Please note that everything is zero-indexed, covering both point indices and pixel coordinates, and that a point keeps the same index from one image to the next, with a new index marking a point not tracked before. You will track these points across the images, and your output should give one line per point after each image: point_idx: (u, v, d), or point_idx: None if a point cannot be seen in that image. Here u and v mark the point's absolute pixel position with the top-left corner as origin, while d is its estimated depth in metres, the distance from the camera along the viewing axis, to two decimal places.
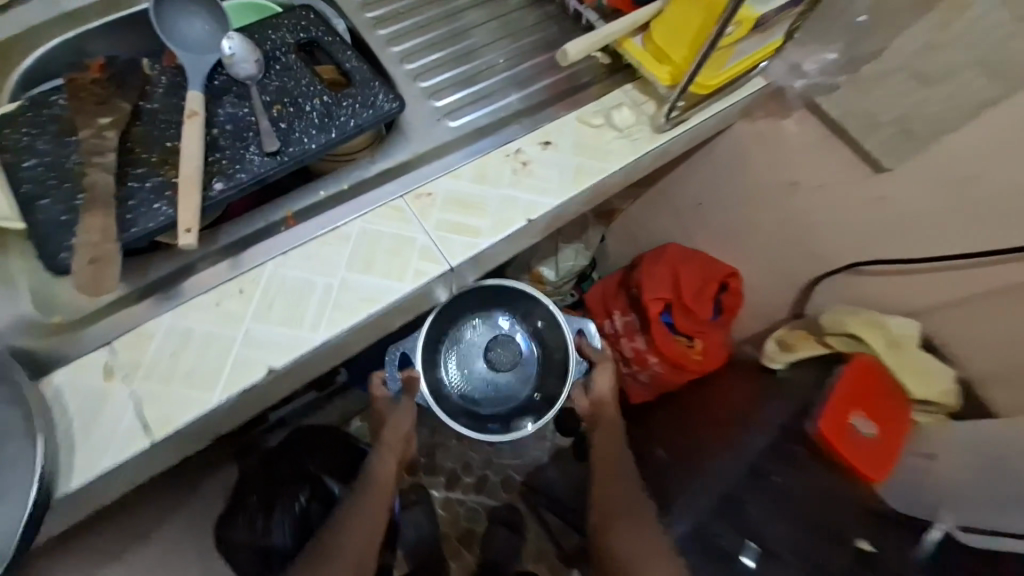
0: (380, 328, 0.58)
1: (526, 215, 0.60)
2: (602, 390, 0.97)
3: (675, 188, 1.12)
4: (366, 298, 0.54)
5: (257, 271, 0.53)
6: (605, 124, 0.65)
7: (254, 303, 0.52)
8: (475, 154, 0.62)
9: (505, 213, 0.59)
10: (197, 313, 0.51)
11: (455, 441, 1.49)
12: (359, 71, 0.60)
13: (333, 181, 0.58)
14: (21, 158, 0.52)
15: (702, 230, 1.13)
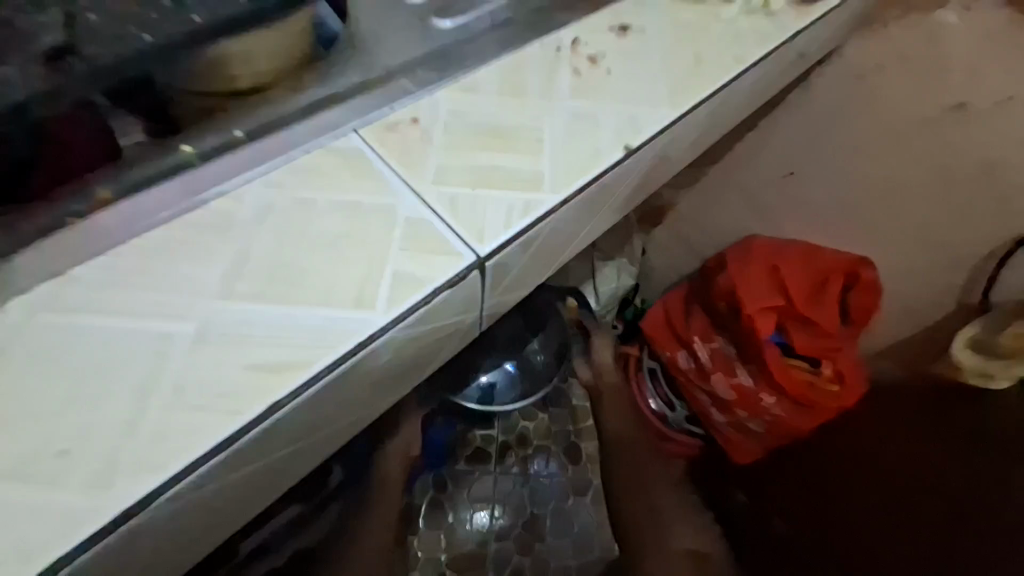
0: (351, 408, 0.37)
1: (602, 161, 0.40)
2: (602, 372, 1.02)
3: (750, 162, 0.83)
4: (324, 338, 0.33)
5: (73, 321, 0.32)
6: (696, 18, 0.48)
7: (164, 368, 0.31)
8: (497, 63, 0.44)
9: (570, 157, 0.40)
10: (15, 389, 0.30)
11: (499, 526, 1.00)
12: None
13: (245, 120, 0.39)
14: None
15: (794, 212, 0.83)
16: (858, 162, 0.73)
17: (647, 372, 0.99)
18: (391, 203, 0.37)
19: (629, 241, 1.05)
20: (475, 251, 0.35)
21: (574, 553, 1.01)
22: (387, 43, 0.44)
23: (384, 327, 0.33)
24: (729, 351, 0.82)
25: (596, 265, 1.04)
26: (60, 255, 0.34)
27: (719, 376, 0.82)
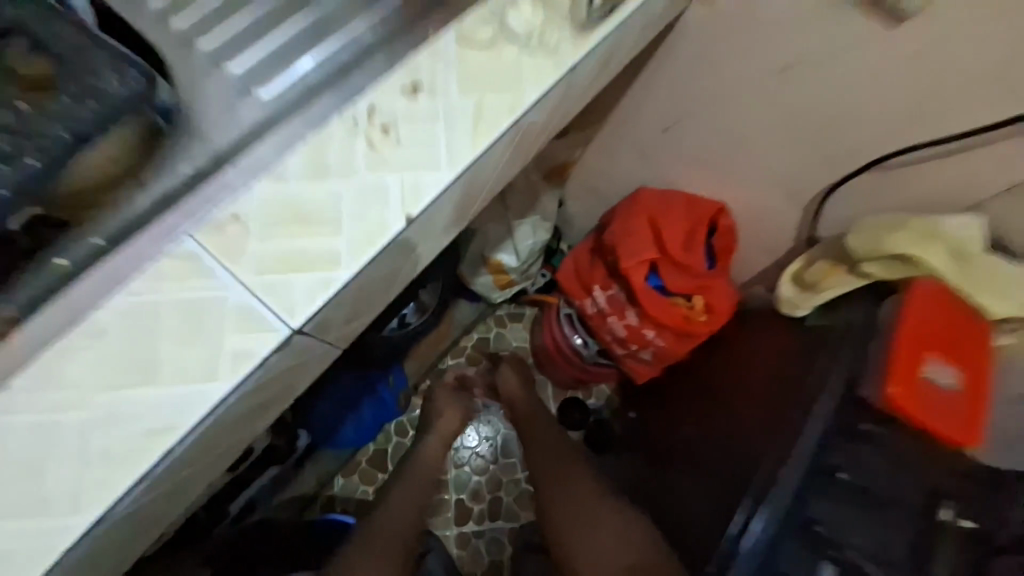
0: (230, 452, 0.38)
1: (406, 211, 0.37)
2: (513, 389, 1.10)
3: (632, 117, 0.85)
4: (167, 429, 0.32)
5: None
6: (500, 36, 0.41)
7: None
8: (323, 60, 0.42)
9: (367, 214, 0.36)
10: None
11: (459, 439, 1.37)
12: (70, 54, 0.38)
13: (77, 236, 0.36)
14: None
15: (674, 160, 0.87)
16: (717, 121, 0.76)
17: (565, 318, 1.13)
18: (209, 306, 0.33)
19: (542, 197, 1.10)
20: (287, 327, 0.34)
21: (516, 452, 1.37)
22: (222, 100, 0.41)
23: (228, 393, 0.33)
24: (620, 295, 0.95)
25: (514, 225, 1.10)
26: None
27: (613, 317, 0.97)
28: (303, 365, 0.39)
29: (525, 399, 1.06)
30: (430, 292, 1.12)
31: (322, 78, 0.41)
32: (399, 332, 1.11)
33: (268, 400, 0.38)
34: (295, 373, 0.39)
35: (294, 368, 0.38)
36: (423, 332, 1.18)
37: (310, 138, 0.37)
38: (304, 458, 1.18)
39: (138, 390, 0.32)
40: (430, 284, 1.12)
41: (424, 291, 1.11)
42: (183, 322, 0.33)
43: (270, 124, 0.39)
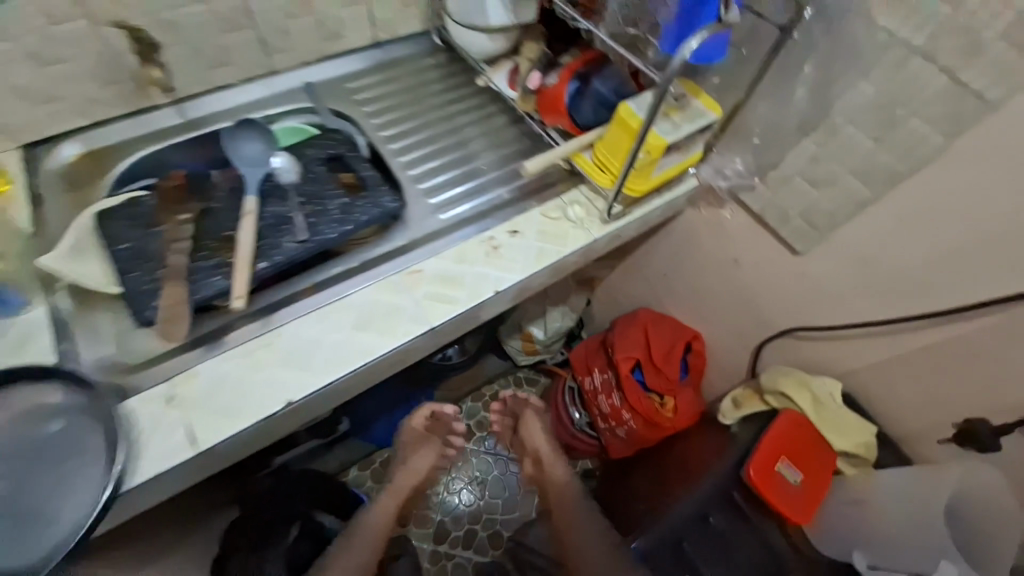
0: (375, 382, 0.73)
1: (496, 286, 0.75)
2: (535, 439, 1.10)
3: (644, 258, 1.22)
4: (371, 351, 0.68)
5: (275, 340, 0.67)
6: (562, 216, 0.83)
7: (272, 357, 0.66)
8: (476, 204, 0.84)
9: (478, 285, 0.75)
10: (249, 390, 0.64)
11: (458, 470, 1.64)
12: (371, 177, 0.80)
13: (346, 261, 0.75)
14: (118, 242, 0.68)
15: (669, 295, 1.22)
16: (695, 278, 1.11)
17: (568, 391, 1.43)
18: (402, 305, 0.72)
19: (574, 294, 1.47)
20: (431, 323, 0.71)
21: (500, 496, 1.62)
22: (423, 206, 0.83)
23: (396, 345, 0.69)
24: (611, 381, 1.26)
25: (548, 310, 1.48)
26: (294, 308, 0.70)
27: (603, 397, 1.27)
28: (425, 347, 0.75)
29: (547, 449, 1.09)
30: (472, 341, 1.49)
31: (472, 213, 0.83)
32: (440, 363, 1.47)
33: (404, 359, 0.73)
34: (419, 353, 0.74)
35: (423, 348, 0.74)
36: (457, 369, 1.53)
37: (459, 242, 0.78)
38: (335, 441, 1.46)
39: (365, 335, 0.69)
40: (475, 334, 1.48)
41: (466, 340, 1.48)
42: (390, 309, 0.71)
43: (443, 228, 0.80)
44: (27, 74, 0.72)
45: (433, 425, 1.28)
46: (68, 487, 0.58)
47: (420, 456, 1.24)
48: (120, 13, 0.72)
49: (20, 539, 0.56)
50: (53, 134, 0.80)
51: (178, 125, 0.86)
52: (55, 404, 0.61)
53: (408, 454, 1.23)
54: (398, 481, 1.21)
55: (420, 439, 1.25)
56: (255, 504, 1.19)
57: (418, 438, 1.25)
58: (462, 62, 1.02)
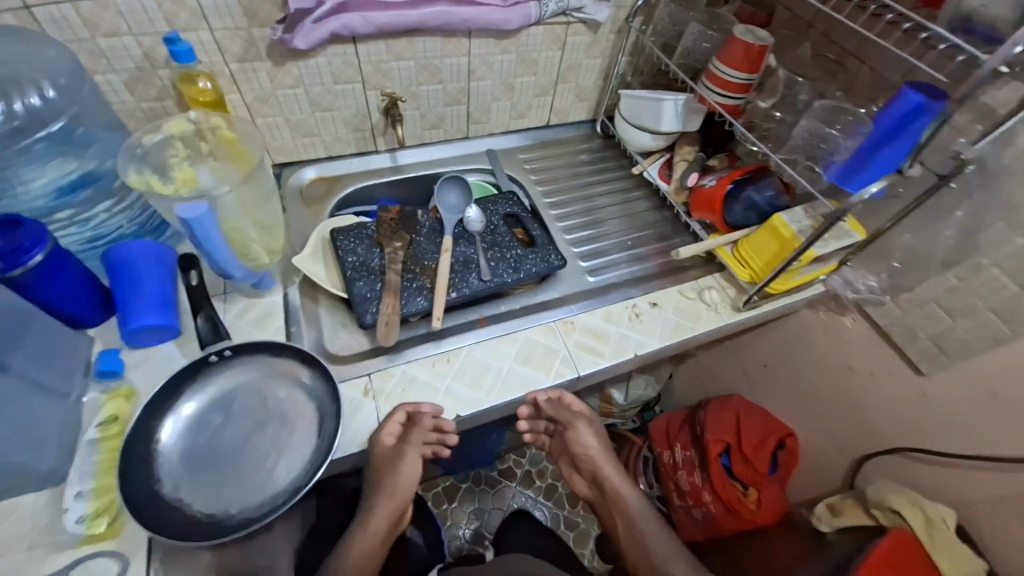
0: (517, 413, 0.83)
1: (636, 349, 0.85)
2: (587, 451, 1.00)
3: (744, 347, 1.28)
4: (528, 386, 0.78)
5: (452, 359, 0.79)
6: (698, 298, 0.92)
7: (449, 371, 0.78)
8: (618, 274, 0.97)
9: (621, 345, 0.85)
10: (429, 397, 0.75)
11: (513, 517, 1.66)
12: (541, 236, 0.95)
13: (511, 302, 0.89)
14: (347, 255, 0.85)
15: (764, 387, 1.27)
16: (798, 375, 1.15)
17: (641, 458, 1.46)
18: (556, 352, 0.83)
19: (661, 366, 1.54)
20: (578, 371, 0.81)
21: None
22: (577, 268, 0.97)
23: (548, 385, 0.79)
24: (695, 460, 1.28)
25: (633, 375, 1.54)
26: (467, 335, 0.83)
27: (683, 474, 1.28)
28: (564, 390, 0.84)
29: (607, 469, 0.98)
30: None
31: (616, 281, 0.96)
32: None
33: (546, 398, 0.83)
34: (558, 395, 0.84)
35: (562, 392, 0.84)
36: None
37: (606, 305, 0.90)
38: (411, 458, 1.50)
39: (524, 369, 0.80)
40: None
41: None
42: (546, 352, 0.83)
43: (591, 289, 0.94)
44: (308, 115, 0.93)
45: (407, 432, 0.75)
46: (286, 446, 0.67)
47: (398, 482, 0.79)
48: (386, 83, 0.94)
49: (246, 482, 0.64)
50: (298, 160, 1.00)
51: (387, 167, 1.06)
52: (290, 370, 0.71)
53: (377, 478, 0.80)
54: (376, 515, 0.82)
55: (389, 457, 0.76)
56: (338, 503, 1.27)
57: (384, 458, 0.75)
58: (615, 150, 1.20)
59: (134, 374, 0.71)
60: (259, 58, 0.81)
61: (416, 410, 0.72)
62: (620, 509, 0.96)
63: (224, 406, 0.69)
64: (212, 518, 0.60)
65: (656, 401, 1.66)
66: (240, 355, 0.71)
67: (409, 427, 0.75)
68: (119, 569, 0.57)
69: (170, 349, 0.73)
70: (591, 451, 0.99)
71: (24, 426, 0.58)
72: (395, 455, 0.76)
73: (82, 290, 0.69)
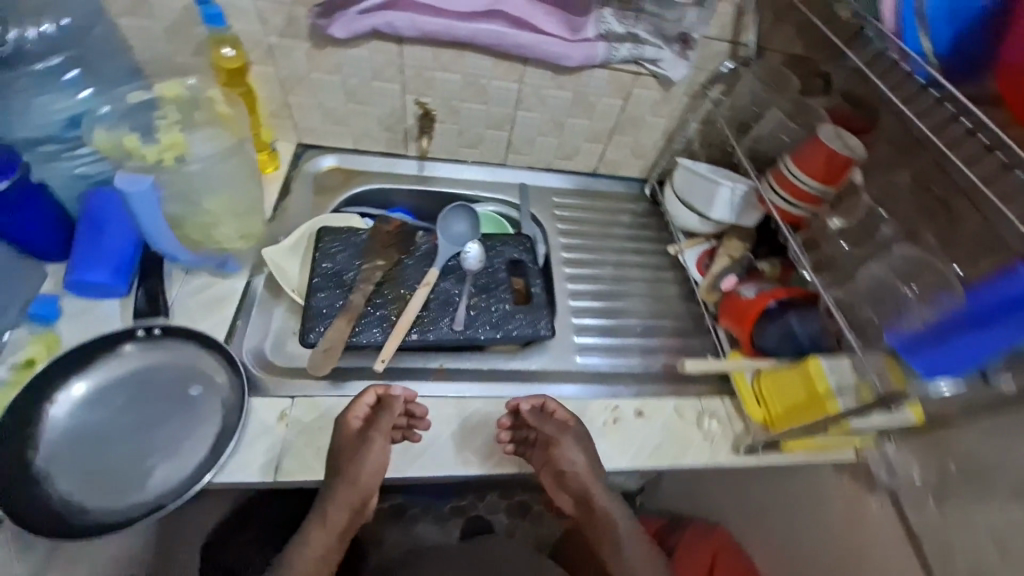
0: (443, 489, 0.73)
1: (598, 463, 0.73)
2: (581, 480, 0.68)
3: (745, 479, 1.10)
4: (459, 470, 0.68)
5: None
6: (695, 423, 0.78)
7: None
8: (610, 364, 0.85)
9: None
10: None
11: None
12: (539, 296, 0.85)
13: (478, 360, 0.80)
14: (323, 260, 0.79)
15: (755, 534, 1.07)
16: (798, 539, 0.96)
17: None
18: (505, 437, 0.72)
19: None
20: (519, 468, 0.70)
21: None
22: (567, 342, 0.86)
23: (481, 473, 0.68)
24: None
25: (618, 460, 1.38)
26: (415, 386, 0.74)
27: None
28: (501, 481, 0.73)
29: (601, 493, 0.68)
30: None
31: (604, 370, 0.84)
32: None
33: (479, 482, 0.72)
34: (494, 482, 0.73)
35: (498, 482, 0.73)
36: None
37: (582, 398, 0.79)
38: None
39: (462, 445, 0.70)
40: None
41: None
42: (493, 434, 0.72)
43: (575, 371, 0.83)
44: (339, 104, 0.88)
45: (373, 417, 0.65)
46: (175, 450, 0.62)
47: (360, 472, 0.62)
48: (426, 92, 0.88)
49: (119, 478, 0.59)
50: (323, 145, 0.96)
51: (411, 174, 1.00)
52: (205, 367, 0.67)
53: (333, 467, 0.63)
54: (333, 506, 0.63)
55: (350, 445, 0.63)
56: None
57: (342, 447, 0.63)
58: (659, 220, 1.07)
59: (66, 324, 0.67)
60: (297, 37, 0.77)
61: (387, 393, 0.67)
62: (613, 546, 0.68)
63: (132, 386, 0.64)
64: (66, 510, 0.56)
65: (638, 495, 1.48)
66: (167, 337, 0.67)
67: (376, 411, 0.66)
68: None
69: (112, 308, 0.69)
70: (581, 471, 0.68)
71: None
72: (359, 442, 0.64)
73: (48, 226, 0.67)
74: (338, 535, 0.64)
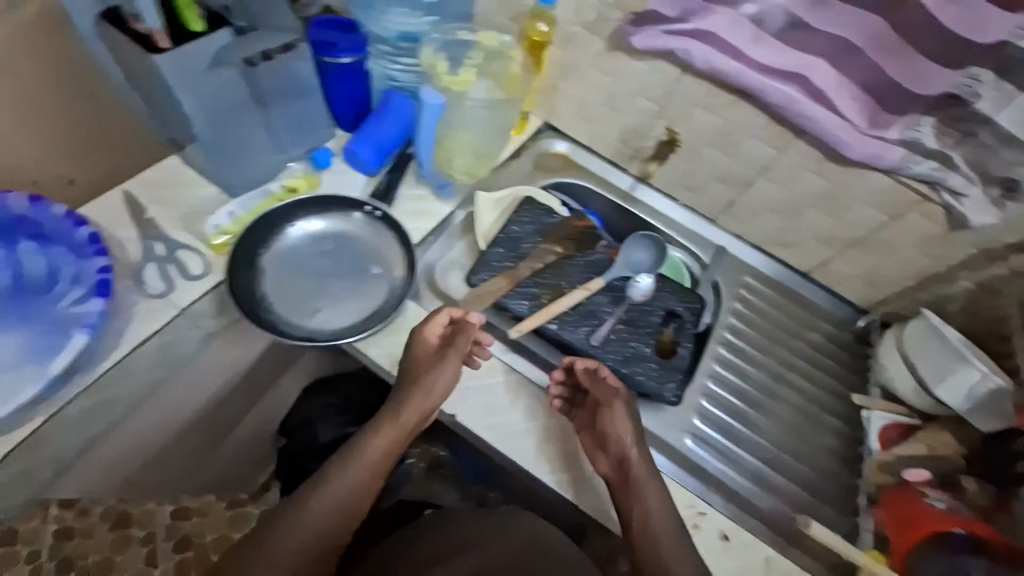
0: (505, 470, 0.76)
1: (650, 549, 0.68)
2: (624, 445, 0.67)
3: None
4: (527, 465, 0.70)
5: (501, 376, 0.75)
6: None
7: (489, 379, 0.74)
8: (719, 471, 0.77)
9: None
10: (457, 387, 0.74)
11: None
12: (682, 360, 0.81)
13: None
14: (514, 221, 0.86)
15: None
16: None
17: None
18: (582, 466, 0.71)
19: None
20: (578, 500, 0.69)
21: None
22: (682, 418, 0.79)
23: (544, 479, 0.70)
24: None
25: None
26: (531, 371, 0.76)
27: None
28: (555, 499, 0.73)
29: (641, 463, 0.67)
30: None
31: (708, 471, 0.77)
32: None
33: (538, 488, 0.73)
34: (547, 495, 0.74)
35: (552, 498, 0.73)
36: None
37: (671, 479, 0.74)
38: None
39: (542, 445, 0.71)
40: None
41: None
42: (571, 454, 0.72)
43: (678, 452, 0.77)
44: (596, 103, 0.93)
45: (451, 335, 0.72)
46: (341, 306, 0.75)
47: (432, 386, 0.69)
48: (681, 125, 0.87)
49: (298, 301, 0.74)
50: (563, 131, 1.03)
51: (621, 189, 1.02)
52: (388, 255, 0.78)
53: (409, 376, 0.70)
54: (403, 410, 0.69)
55: (427, 359, 0.70)
56: None
57: (421, 357, 0.70)
58: (850, 358, 0.93)
59: (328, 177, 0.83)
60: (596, 33, 0.83)
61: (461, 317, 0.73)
62: (644, 522, 0.64)
63: (330, 238, 0.78)
64: (261, 301, 0.73)
65: None
66: (378, 220, 0.79)
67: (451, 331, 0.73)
68: (203, 265, 0.74)
69: (359, 180, 0.84)
70: (624, 434, 0.68)
71: (229, 142, 0.75)
72: (435, 359, 0.70)
73: (354, 101, 0.84)
74: (400, 437, 0.70)
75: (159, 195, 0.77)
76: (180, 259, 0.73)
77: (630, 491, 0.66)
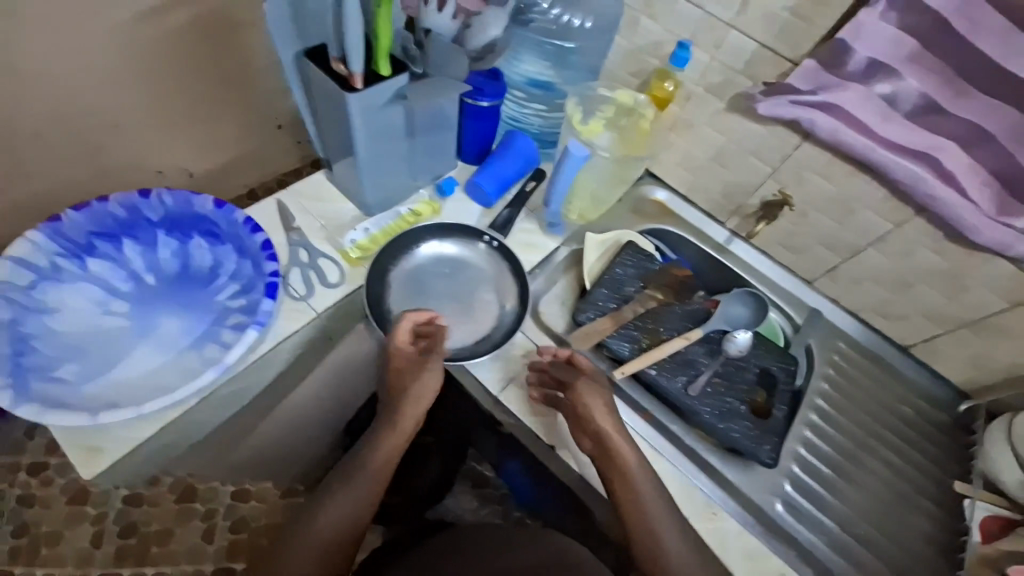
0: None
1: None
2: (602, 427, 0.69)
3: None
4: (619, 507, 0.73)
5: None
6: None
7: None
8: (803, 538, 0.77)
9: None
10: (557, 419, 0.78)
11: None
12: (777, 422, 0.81)
13: (685, 431, 0.80)
14: (619, 264, 0.90)
15: None
16: None
17: None
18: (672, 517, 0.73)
19: None
20: None
21: None
22: (771, 481, 0.80)
23: None
24: None
25: None
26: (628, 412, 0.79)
27: None
28: None
29: (621, 444, 0.68)
30: None
31: (796, 539, 0.76)
32: None
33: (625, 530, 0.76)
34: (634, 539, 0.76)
35: None
36: None
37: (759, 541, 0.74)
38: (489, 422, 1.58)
39: None
40: None
41: None
42: None
43: (767, 516, 0.77)
44: (704, 158, 0.96)
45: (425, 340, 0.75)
46: (455, 326, 0.81)
47: (419, 392, 0.72)
48: (792, 189, 0.89)
49: (417, 316, 0.80)
50: (665, 180, 1.06)
51: (716, 241, 1.04)
52: (502, 285, 0.84)
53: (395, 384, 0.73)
54: (401, 414, 0.72)
55: (406, 368, 0.73)
56: None
57: (399, 366, 0.73)
58: (947, 442, 0.90)
59: (450, 204, 0.90)
60: (719, 95, 0.86)
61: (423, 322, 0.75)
62: (630, 497, 0.66)
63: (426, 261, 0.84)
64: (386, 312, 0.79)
65: None
66: (494, 250, 0.85)
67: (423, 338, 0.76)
68: (339, 275, 0.82)
69: (477, 210, 0.91)
70: (602, 417, 0.69)
71: (378, 166, 0.81)
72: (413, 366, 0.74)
73: (484, 138, 0.91)
74: (402, 442, 0.72)
75: (305, 204, 0.86)
76: (319, 267, 0.81)
77: (614, 471, 0.68)
